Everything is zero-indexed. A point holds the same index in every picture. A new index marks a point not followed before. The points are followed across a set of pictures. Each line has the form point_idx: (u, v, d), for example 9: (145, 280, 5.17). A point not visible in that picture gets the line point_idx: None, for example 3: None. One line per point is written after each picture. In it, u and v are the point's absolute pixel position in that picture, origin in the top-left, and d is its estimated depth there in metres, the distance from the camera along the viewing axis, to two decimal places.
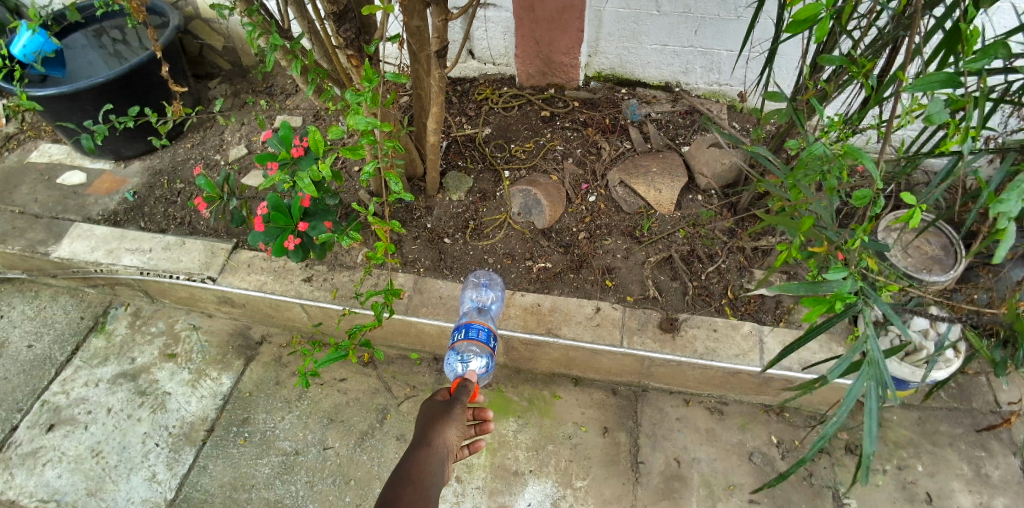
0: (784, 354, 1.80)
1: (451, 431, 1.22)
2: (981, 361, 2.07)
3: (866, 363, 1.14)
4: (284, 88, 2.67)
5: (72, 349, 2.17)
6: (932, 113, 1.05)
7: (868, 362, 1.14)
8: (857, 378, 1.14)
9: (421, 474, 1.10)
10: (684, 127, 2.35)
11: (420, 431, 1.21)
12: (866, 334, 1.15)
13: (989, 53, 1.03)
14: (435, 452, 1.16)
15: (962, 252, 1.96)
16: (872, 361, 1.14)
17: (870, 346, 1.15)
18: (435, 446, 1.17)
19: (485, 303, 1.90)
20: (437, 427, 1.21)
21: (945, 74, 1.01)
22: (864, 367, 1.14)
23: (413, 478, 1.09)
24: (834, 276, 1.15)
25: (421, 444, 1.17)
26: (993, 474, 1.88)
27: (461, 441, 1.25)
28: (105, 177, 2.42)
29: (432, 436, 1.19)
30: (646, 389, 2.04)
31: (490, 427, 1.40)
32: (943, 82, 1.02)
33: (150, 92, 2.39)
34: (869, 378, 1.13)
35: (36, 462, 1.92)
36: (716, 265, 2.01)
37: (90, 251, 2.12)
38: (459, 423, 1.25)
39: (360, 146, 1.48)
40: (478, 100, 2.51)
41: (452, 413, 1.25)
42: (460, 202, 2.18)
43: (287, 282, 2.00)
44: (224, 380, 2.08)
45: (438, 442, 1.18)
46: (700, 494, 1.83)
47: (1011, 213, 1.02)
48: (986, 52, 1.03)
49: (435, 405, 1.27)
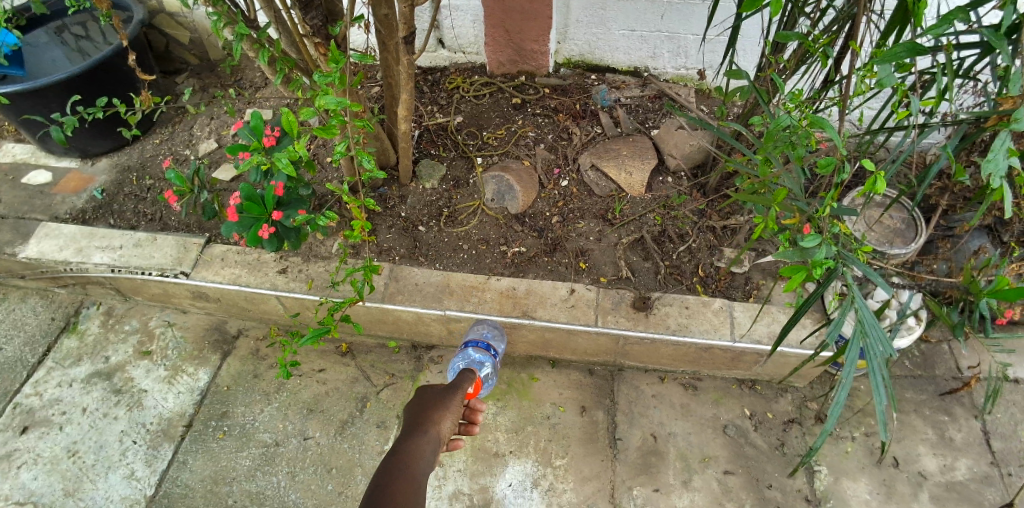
0: (753, 328, 1.85)
1: (450, 417, 1.36)
2: (943, 329, 2.15)
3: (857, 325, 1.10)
4: (254, 81, 2.64)
5: (43, 351, 2.14)
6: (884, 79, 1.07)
7: (857, 324, 1.10)
8: (854, 339, 1.08)
9: (418, 451, 1.21)
10: (652, 111, 2.39)
11: (417, 417, 1.33)
12: (852, 297, 1.12)
13: (948, 19, 1.04)
14: (434, 435, 1.28)
15: (922, 226, 2.03)
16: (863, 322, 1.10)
17: (859, 308, 1.11)
18: (428, 432, 1.29)
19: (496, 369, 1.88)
20: (430, 416, 1.33)
21: (910, 44, 1.00)
22: (856, 329, 1.10)
23: (408, 456, 1.19)
24: (810, 243, 1.18)
25: (421, 425, 1.30)
26: (956, 437, 1.95)
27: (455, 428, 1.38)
28: (71, 175, 2.38)
29: (432, 420, 1.32)
30: (622, 368, 2.08)
31: (477, 431, 1.53)
32: (907, 53, 1.01)
33: (116, 87, 2.36)
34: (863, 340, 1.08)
35: (10, 465, 1.89)
36: (686, 245, 2.05)
37: (59, 250, 2.09)
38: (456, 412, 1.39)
39: (331, 126, 1.51)
40: (449, 89, 2.51)
41: (449, 402, 1.40)
42: (434, 190, 2.19)
43: (262, 275, 2.00)
44: (201, 376, 2.07)
45: (431, 429, 1.29)
46: (676, 467, 1.88)
47: (998, 172, 1.01)
48: (945, 19, 1.04)
49: (430, 396, 1.40)
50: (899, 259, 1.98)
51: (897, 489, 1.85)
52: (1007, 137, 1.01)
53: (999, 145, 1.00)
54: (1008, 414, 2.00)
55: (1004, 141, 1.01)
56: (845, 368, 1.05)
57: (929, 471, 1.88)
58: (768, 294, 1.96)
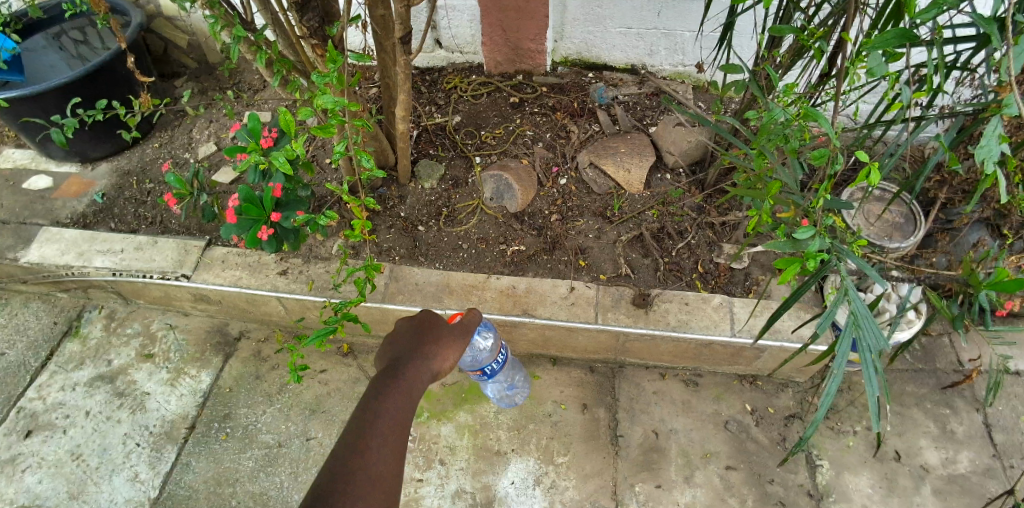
0: (753, 323, 1.86)
1: (451, 354, 1.29)
2: (943, 322, 2.16)
3: (850, 316, 1.10)
4: (252, 83, 2.65)
5: (46, 355, 2.15)
6: (875, 70, 1.05)
7: (850, 314, 1.10)
8: (846, 329, 1.08)
9: (409, 388, 1.17)
10: (650, 109, 2.39)
11: (415, 346, 1.26)
12: (845, 288, 1.12)
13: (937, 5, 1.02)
14: (426, 374, 1.23)
15: (921, 220, 2.04)
16: (856, 313, 1.10)
17: (852, 298, 1.11)
18: (424, 366, 1.23)
19: (480, 367, 1.53)
20: (430, 350, 1.26)
21: (899, 30, 0.99)
22: (848, 320, 1.10)
23: (398, 389, 1.15)
24: (804, 234, 1.17)
25: (418, 354, 1.24)
26: (958, 431, 1.95)
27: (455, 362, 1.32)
28: (72, 180, 2.39)
29: (429, 355, 1.26)
30: (622, 365, 2.09)
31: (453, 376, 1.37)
32: (897, 40, 1.00)
33: (115, 90, 2.37)
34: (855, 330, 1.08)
35: (14, 469, 1.90)
36: (685, 241, 2.05)
37: (60, 254, 2.10)
38: (458, 346, 1.32)
39: (329, 125, 1.50)
40: (447, 89, 2.51)
41: (454, 338, 1.32)
42: (433, 190, 2.20)
43: (262, 277, 2.00)
44: (203, 378, 2.08)
45: (428, 365, 1.24)
46: (678, 464, 1.88)
47: (993, 158, 0.98)
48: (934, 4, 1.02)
49: (437, 325, 1.32)
50: (898, 254, 1.99)
51: (899, 483, 1.85)
52: (998, 122, 0.99)
53: (990, 130, 0.98)
54: (1009, 407, 2.00)
55: (995, 128, 0.99)
56: (837, 359, 1.05)
57: (931, 464, 1.89)
58: (767, 290, 1.96)
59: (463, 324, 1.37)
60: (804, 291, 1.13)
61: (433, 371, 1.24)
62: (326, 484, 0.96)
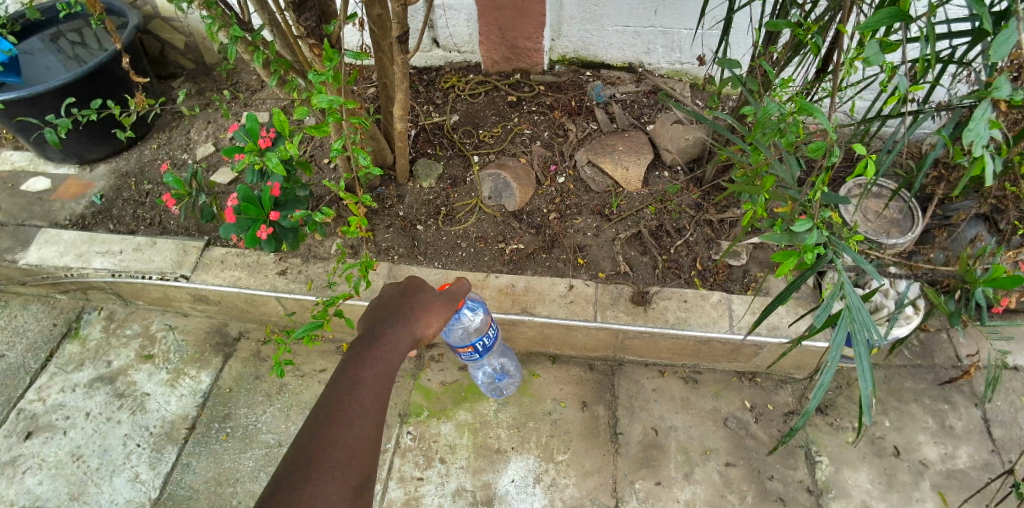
0: (752, 320, 1.86)
1: (434, 320, 1.31)
2: (942, 318, 2.16)
3: (844, 310, 1.11)
4: (249, 84, 2.65)
5: (46, 356, 2.15)
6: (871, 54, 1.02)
7: (845, 309, 1.12)
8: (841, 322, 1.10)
9: (387, 353, 1.19)
10: (648, 107, 2.39)
11: (396, 313, 1.29)
12: (840, 283, 1.13)
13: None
14: (407, 338, 1.25)
15: (919, 216, 2.04)
16: (850, 306, 1.11)
17: (847, 292, 1.12)
18: (404, 331, 1.25)
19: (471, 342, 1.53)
20: (410, 316, 1.28)
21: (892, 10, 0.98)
22: (843, 314, 1.11)
23: (374, 353, 1.18)
24: (800, 228, 1.18)
25: (397, 320, 1.26)
26: (957, 426, 1.96)
27: (439, 329, 1.34)
28: (70, 181, 2.39)
29: (410, 321, 1.28)
30: (622, 363, 2.09)
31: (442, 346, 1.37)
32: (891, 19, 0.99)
33: (113, 91, 2.37)
34: (850, 323, 1.10)
35: (15, 470, 1.90)
36: (683, 238, 2.06)
37: (59, 255, 2.10)
38: (442, 312, 1.34)
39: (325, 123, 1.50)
40: (445, 88, 2.51)
41: (437, 304, 1.34)
42: (431, 189, 2.20)
43: (261, 277, 2.01)
44: (202, 378, 2.08)
45: (409, 330, 1.26)
46: (678, 461, 1.88)
47: (982, 141, 0.96)
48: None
49: (418, 294, 1.34)
50: (896, 250, 1.99)
51: (898, 478, 1.86)
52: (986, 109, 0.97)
53: (978, 115, 0.96)
54: (1008, 402, 2.01)
55: (983, 113, 0.97)
56: (831, 352, 1.07)
57: (930, 459, 1.89)
58: (766, 286, 1.97)
59: (447, 293, 1.38)
60: (800, 285, 1.14)
61: (414, 335, 1.26)
62: (305, 447, 0.99)
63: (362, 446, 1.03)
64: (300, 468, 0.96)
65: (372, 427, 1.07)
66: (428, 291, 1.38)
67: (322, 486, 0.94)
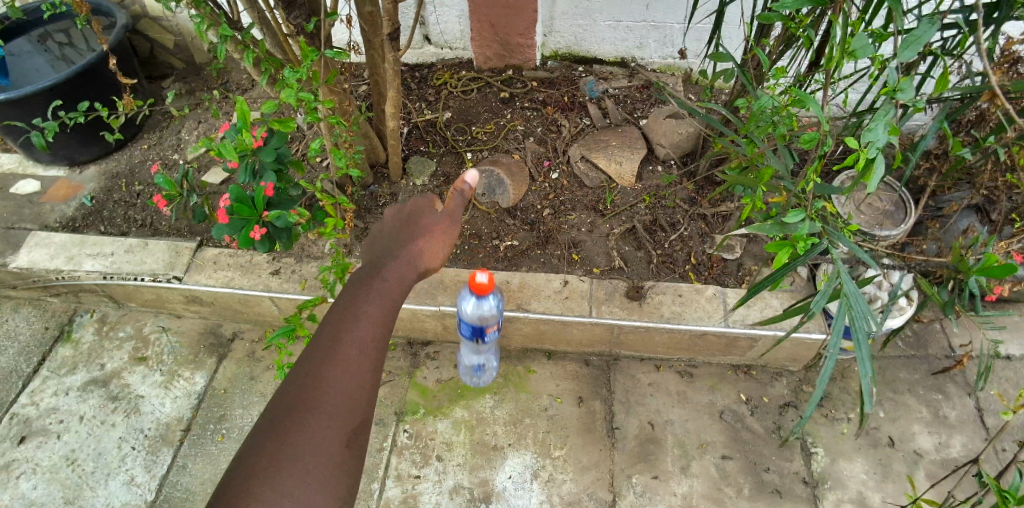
0: (747, 313, 1.87)
1: (430, 259, 1.30)
2: (935, 309, 2.16)
3: (843, 296, 1.11)
4: (240, 83, 2.64)
5: (38, 360, 2.14)
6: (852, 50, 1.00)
7: (843, 295, 1.11)
8: (838, 310, 1.10)
9: (380, 292, 1.19)
10: (641, 101, 2.39)
11: (390, 254, 1.28)
12: (836, 270, 1.13)
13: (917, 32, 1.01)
14: (402, 279, 1.24)
15: (911, 207, 2.06)
16: (848, 292, 1.11)
17: (843, 280, 1.12)
18: (398, 271, 1.24)
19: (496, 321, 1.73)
20: (403, 256, 1.27)
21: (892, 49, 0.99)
22: (841, 300, 1.11)
23: (365, 294, 1.17)
24: (794, 218, 1.17)
25: (391, 261, 1.25)
26: (950, 415, 1.97)
27: (436, 268, 1.32)
28: (60, 183, 2.37)
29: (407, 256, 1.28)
30: (617, 358, 2.10)
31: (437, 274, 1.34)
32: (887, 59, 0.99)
33: (101, 92, 2.35)
34: (849, 309, 1.10)
35: (9, 475, 1.89)
36: (678, 233, 2.06)
37: (50, 258, 2.08)
38: (440, 242, 1.35)
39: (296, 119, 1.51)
40: (437, 85, 2.51)
41: (431, 244, 1.32)
42: (424, 186, 2.20)
43: (255, 277, 2.00)
44: (197, 379, 2.07)
45: (403, 269, 1.25)
46: (674, 454, 1.89)
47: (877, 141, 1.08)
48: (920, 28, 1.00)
49: (412, 233, 1.33)
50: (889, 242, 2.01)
51: (894, 469, 1.86)
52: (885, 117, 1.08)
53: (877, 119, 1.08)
54: (1001, 391, 2.02)
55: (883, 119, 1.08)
56: (832, 339, 1.08)
57: (924, 449, 1.90)
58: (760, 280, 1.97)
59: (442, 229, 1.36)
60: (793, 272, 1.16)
61: (410, 276, 1.25)
62: (294, 397, 1.01)
63: (354, 394, 1.04)
64: (291, 418, 0.98)
65: (365, 371, 1.08)
66: (423, 228, 1.35)
67: (312, 436, 0.97)
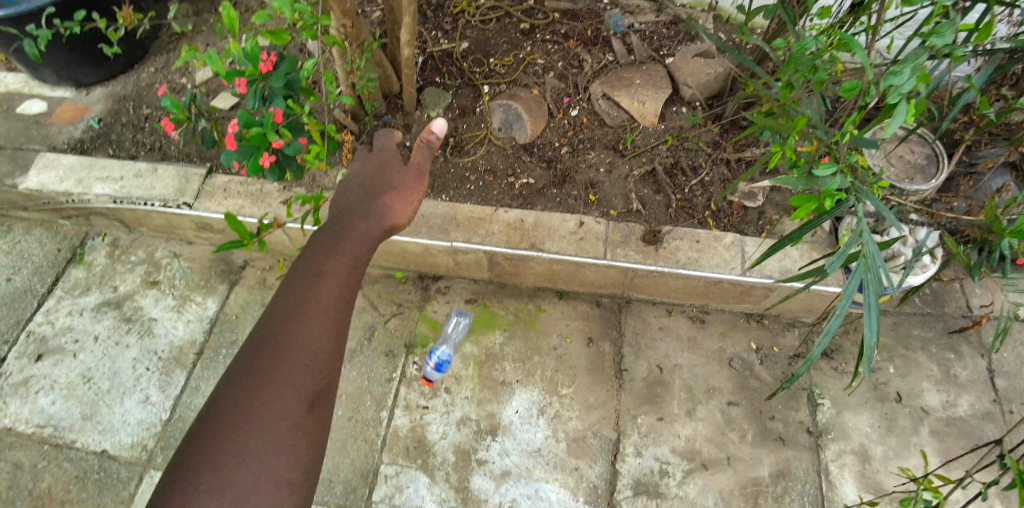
0: (764, 263, 1.83)
1: (396, 214, 1.38)
2: (955, 267, 2.08)
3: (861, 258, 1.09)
4: (249, 5, 2.52)
5: (51, 281, 2.15)
6: None
7: (862, 256, 1.10)
8: (854, 272, 1.09)
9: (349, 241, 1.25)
10: (668, 38, 2.26)
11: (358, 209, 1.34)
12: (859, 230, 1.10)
13: None
14: (370, 232, 1.30)
15: (944, 163, 1.97)
16: (867, 254, 1.09)
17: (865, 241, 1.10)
18: (365, 224, 1.31)
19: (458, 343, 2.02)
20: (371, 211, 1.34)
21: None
22: (859, 261, 1.10)
23: (337, 243, 1.22)
24: (824, 172, 1.13)
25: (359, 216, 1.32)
26: (961, 375, 1.96)
27: (401, 223, 1.40)
28: (67, 104, 2.32)
29: (375, 212, 1.35)
30: (629, 301, 2.08)
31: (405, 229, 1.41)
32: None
33: (99, 4, 2.24)
34: (866, 271, 1.09)
35: (27, 390, 1.93)
36: (699, 177, 2.00)
37: (59, 180, 2.06)
38: (406, 200, 1.43)
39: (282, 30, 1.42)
40: (454, 13, 2.38)
41: (398, 201, 1.40)
42: (439, 119, 2.13)
43: (266, 206, 1.97)
44: (209, 305, 2.08)
45: (370, 222, 1.32)
46: (681, 398, 1.90)
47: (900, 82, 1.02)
48: None
49: (378, 190, 1.41)
50: (918, 197, 1.94)
51: (899, 423, 1.87)
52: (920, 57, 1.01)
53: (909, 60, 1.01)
54: (1015, 353, 1.99)
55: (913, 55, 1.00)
56: (842, 299, 1.09)
57: (931, 406, 1.90)
58: (780, 229, 1.92)
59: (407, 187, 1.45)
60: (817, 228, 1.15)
61: (377, 230, 1.32)
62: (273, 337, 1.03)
63: (329, 339, 1.06)
64: (269, 358, 1.00)
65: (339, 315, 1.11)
66: (389, 187, 1.42)
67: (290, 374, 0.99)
